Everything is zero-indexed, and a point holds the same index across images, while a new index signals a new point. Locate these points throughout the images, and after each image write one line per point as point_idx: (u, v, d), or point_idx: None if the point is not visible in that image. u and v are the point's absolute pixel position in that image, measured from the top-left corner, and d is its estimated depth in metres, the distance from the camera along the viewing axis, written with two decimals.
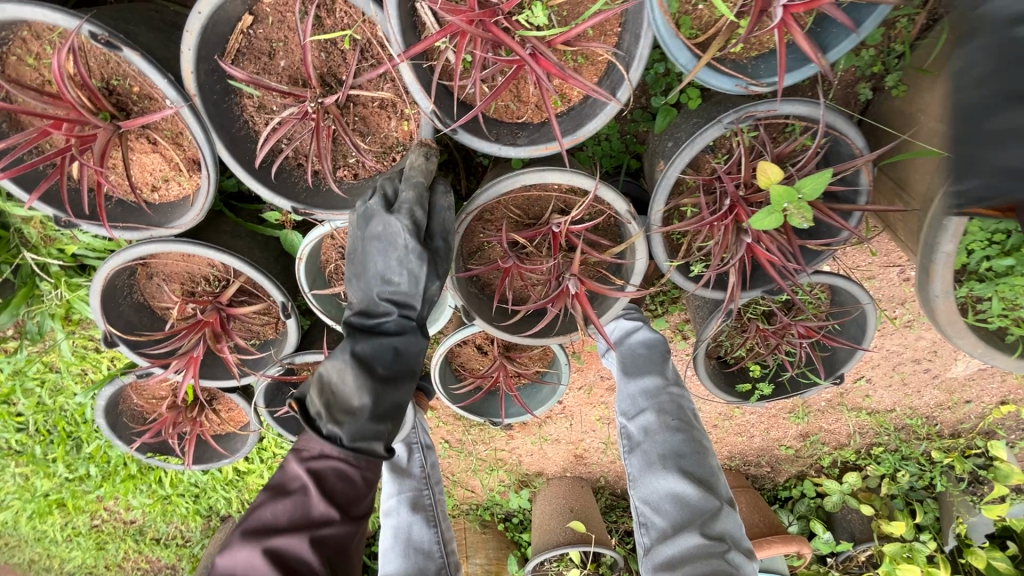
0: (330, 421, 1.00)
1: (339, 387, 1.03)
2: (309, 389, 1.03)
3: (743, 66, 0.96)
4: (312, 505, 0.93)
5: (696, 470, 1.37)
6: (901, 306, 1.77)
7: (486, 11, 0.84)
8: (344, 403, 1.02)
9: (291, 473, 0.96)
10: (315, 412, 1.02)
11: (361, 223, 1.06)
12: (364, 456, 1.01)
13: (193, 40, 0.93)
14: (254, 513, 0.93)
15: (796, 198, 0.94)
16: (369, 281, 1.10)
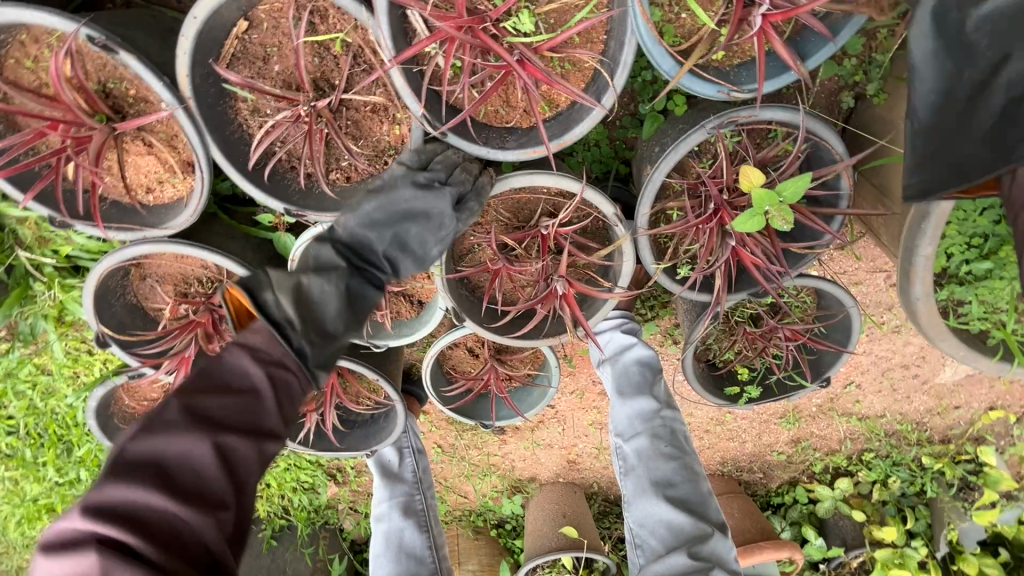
0: (298, 336, 0.89)
1: (314, 305, 0.94)
2: (283, 290, 0.91)
3: (725, 74, 0.99)
4: (260, 404, 0.81)
5: (688, 496, 1.39)
6: (888, 311, 1.79)
7: (474, 18, 0.87)
8: (316, 324, 0.93)
9: (236, 365, 0.82)
10: (283, 318, 0.89)
11: (421, 186, 1.00)
12: (309, 388, 0.90)
13: (188, 43, 0.95)
14: (186, 403, 0.74)
15: (777, 200, 0.97)
16: (385, 231, 1.04)
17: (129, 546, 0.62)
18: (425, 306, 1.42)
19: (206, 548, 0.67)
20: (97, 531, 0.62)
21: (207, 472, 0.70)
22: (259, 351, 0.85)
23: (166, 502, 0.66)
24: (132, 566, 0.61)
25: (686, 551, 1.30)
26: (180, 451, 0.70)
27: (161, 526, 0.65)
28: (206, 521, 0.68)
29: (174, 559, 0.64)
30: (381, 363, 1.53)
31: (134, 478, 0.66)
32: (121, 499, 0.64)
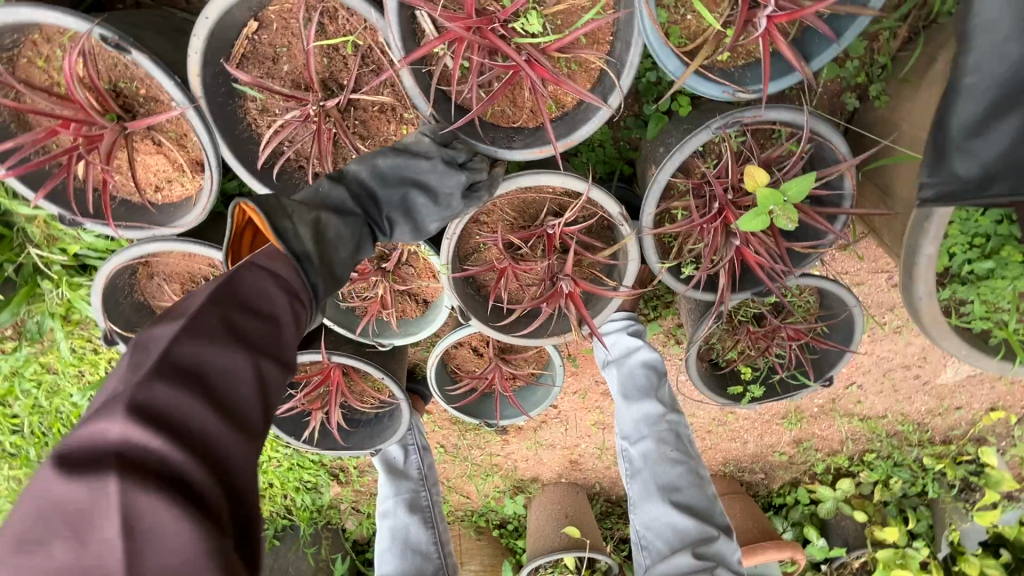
0: (316, 272, 0.82)
1: (328, 245, 0.87)
2: (301, 222, 0.84)
3: (731, 74, 1.00)
4: (285, 332, 0.71)
5: (694, 501, 1.39)
6: (890, 311, 1.80)
7: (483, 19, 0.88)
8: (328, 264, 0.87)
9: (261, 286, 0.71)
10: (302, 250, 0.82)
11: (443, 159, 1.00)
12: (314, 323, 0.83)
13: (200, 43, 0.96)
14: (222, 316, 0.64)
15: (781, 200, 0.98)
16: (398, 190, 1.02)
17: (162, 464, 0.50)
18: (430, 305, 1.43)
19: (237, 479, 0.56)
20: (124, 441, 0.50)
21: (247, 396, 0.61)
22: (284, 281, 0.75)
23: (210, 421, 0.55)
24: (167, 487, 0.49)
25: (692, 551, 1.31)
26: (219, 364, 0.60)
27: (198, 446, 0.54)
28: (243, 452, 0.58)
29: (210, 483, 0.53)
30: (386, 362, 1.54)
31: (176, 387, 0.55)
32: (158, 407, 0.53)
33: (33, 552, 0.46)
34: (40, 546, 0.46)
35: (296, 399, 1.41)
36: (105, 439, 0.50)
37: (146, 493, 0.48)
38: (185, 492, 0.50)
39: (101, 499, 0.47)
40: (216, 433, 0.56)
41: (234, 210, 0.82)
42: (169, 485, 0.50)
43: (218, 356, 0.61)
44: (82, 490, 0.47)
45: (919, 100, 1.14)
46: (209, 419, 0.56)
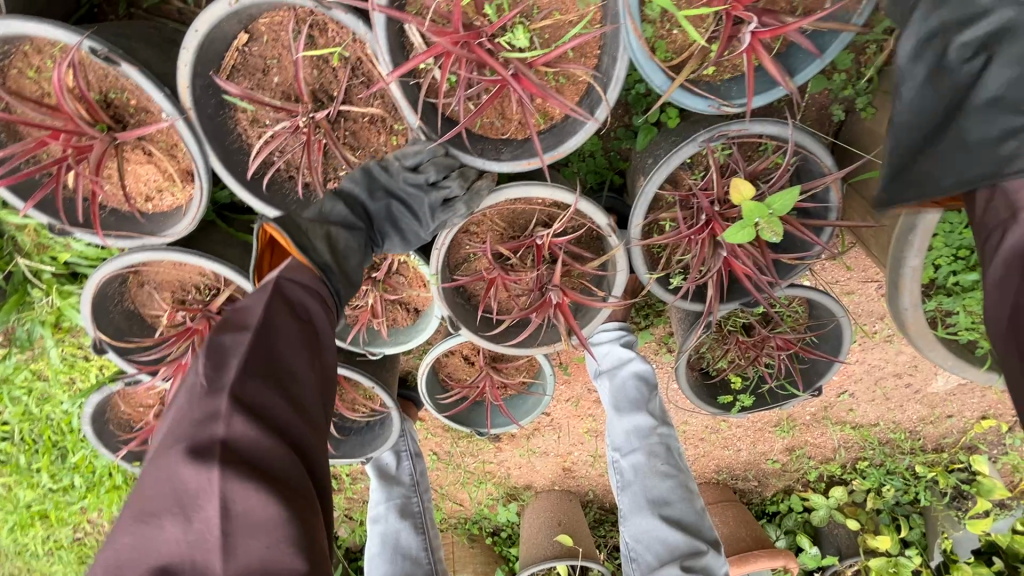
0: (337, 280, 0.98)
1: (341, 255, 1.02)
2: (316, 237, 0.97)
3: (716, 88, 1.01)
4: (322, 333, 0.87)
5: (684, 515, 1.39)
6: (880, 320, 1.81)
7: (470, 33, 0.89)
8: (344, 271, 1.01)
9: (301, 298, 0.85)
10: (324, 262, 0.96)
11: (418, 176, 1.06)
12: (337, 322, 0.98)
13: (190, 56, 0.97)
14: (278, 328, 0.79)
15: (766, 213, 0.98)
16: (388, 201, 1.10)
17: (255, 450, 0.66)
18: (421, 314, 1.43)
19: (303, 457, 0.73)
20: (222, 435, 0.65)
21: (308, 392, 0.78)
22: (317, 292, 0.89)
23: (286, 415, 0.73)
24: (254, 472, 0.65)
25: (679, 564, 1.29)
26: (280, 368, 0.76)
27: (273, 436, 0.69)
28: (310, 437, 0.75)
29: (285, 464, 0.68)
30: (376, 370, 1.54)
31: (260, 390, 0.71)
32: (249, 403, 0.69)
33: (157, 520, 0.62)
34: (159, 519, 0.62)
35: None
36: (207, 432, 0.65)
37: (239, 479, 0.63)
38: (268, 473, 0.66)
39: (208, 482, 0.62)
40: (284, 424, 0.72)
41: (257, 232, 0.96)
42: (255, 470, 0.65)
43: (281, 362, 0.76)
44: (195, 474, 0.63)
45: None
46: (277, 414, 0.71)
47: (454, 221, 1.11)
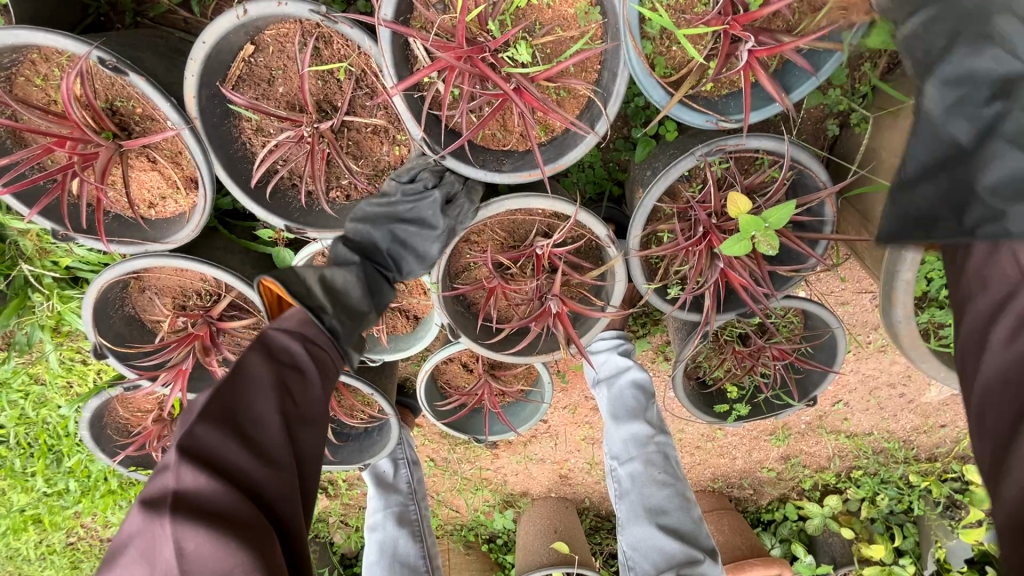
0: (335, 319, 0.90)
1: (340, 291, 0.97)
2: (309, 279, 0.93)
3: (714, 104, 1.03)
4: (310, 373, 0.82)
5: (681, 523, 1.40)
6: (874, 331, 1.83)
7: (474, 48, 0.90)
8: (345, 308, 0.95)
9: (285, 338, 0.82)
10: (315, 304, 0.89)
11: (413, 189, 1.10)
12: (341, 366, 0.92)
13: (197, 66, 0.98)
14: (248, 369, 0.75)
15: (762, 227, 1.00)
16: (389, 229, 1.10)
17: (209, 495, 0.64)
18: (420, 321, 1.44)
19: (268, 504, 0.69)
20: (174, 485, 0.63)
21: (283, 434, 0.74)
22: (306, 332, 0.85)
23: (248, 458, 0.69)
24: (202, 520, 0.62)
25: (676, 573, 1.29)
26: (245, 411, 0.72)
27: (231, 484, 0.66)
28: (280, 482, 0.71)
29: (244, 511, 0.65)
30: (375, 377, 1.54)
31: (220, 433, 0.68)
32: (205, 448, 0.66)
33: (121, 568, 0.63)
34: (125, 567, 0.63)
35: None
36: (160, 481, 0.64)
37: (190, 524, 0.61)
38: (223, 523, 0.63)
39: (162, 533, 0.61)
40: (246, 469, 0.68)
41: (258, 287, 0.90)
42: (209, 520, 0.62)
43: (247, 405, 0.72)
44: (149, 527, 0.62)
45: (898, 129, 1.17)
46: (236, 462, 0.68)
47: (464, 219, 1.12)
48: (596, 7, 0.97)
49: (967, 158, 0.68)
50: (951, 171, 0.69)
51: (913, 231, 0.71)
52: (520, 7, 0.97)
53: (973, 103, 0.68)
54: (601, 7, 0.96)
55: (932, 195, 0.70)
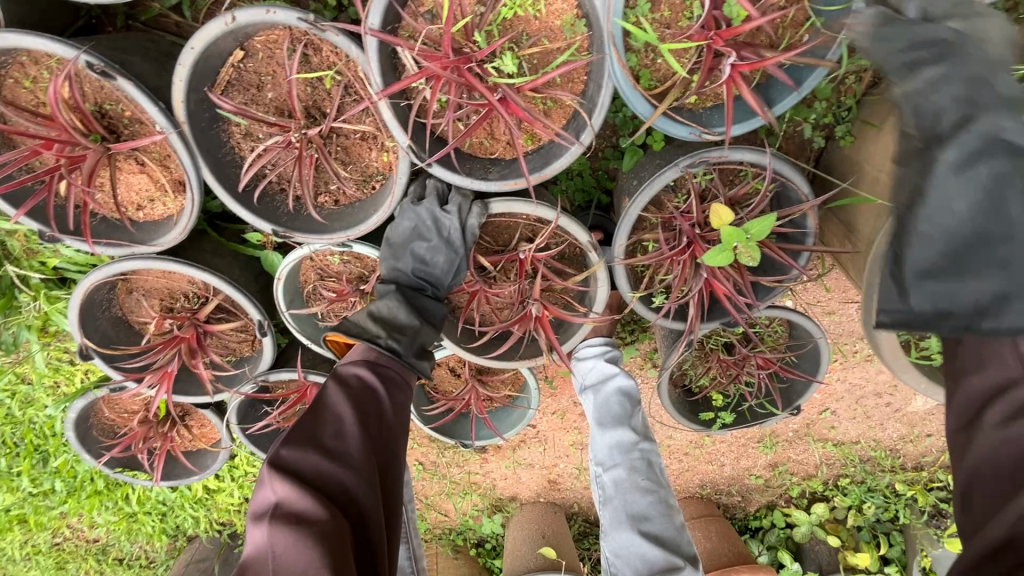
0: (393, 342, 1.09)
1: (392, 318, 1.12)
2: (362, 318, 1.11)
3: (698, 116, 1.05)
4: (377, 393, 0.99)
5: (663, 531, 1.37)
6: (860, 340, 1.85)
7: (460, 58, 0.91)
8: (400, 330, 1.11)
9: (353, 366, 1.01)
10: (372, 334, 1.09)
11: (412, 203, 1.15)
12: (409, 378, 1.09)
13: (185, 71, 0.99)
14: (327, 398, 0.93)
15: (744, 238, 1.01)
16: (409, 254, 1.18)
17: (296, 501, 0.76)
18: None
19: (351, 503, 0.81)
20: (274, 498, 0.76)
21: (357, 443, 0.88)
22: (370, 358, 1.04)
23: (328, 466, 0.82)
24: (293, 523, 0.73)
25: None
26: (325, 430, 0.88)
27: (319, 488, 0.79)
28: (357, 486, 0.83)
29: (326, 512, 0.76)
30: None
31: (306, 451, 0.83)
32: (291, 465, 0.81)
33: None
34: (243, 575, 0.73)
35: (272, 416, 1.41)
36: (261, 497, 0.77)
37: (284, 527, 0.73)
38: (308, 523, 0.74)
39: (264, 536, 0.73)
40: (327, 477, 0.81)
41: (328, 344, 1.13)
42: (299, 521, 0.74)
43: (327, 426, 0.88)
44: (257, 531, 0.74)
45: (879, 142, 1.18)
46: (322, 471, 0.81)
47: (470, 218, 1.12)
48: (582, 19, 0.98)
49: (980, 244, 0.69)
50: (960, 256, 0.70)
51: (924, 318, 0.73)
52: (507, 19, 0.98)
53: (970, 189, 0.69)
54: (587, 19, 0.97)
55: (958, 289, 0.71)
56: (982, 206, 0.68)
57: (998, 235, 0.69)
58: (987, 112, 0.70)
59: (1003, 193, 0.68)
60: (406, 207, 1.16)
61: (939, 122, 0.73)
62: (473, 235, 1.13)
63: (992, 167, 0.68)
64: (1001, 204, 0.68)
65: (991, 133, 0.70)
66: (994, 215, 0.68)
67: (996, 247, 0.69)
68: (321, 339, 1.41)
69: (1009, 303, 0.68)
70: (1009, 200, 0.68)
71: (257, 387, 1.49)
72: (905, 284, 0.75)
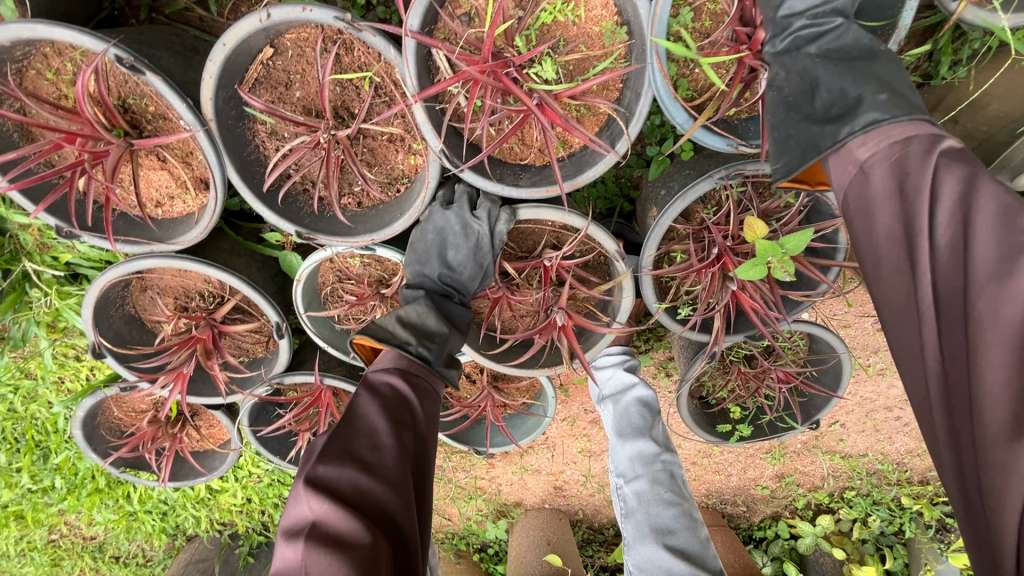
0: (424, 349, 1.07)
1: (420, 324, 1.11)
2: (391, 323, 1.09)
3: (734, 127, 1.04)
4: (409, 399, 0.98)
5: (687, 544, 1.33)
6: (875, 354, 1.84)
7: (499, 63, 0.89)
8: (429, 338, 1.09)
9: (384, 374, 1.00)
10: (402, 341, 1.07)
11: (440, 208, 1.13)
12: (438, 386, 1.07)
13: (216, 68, 0.96)
14: (360, 409, 0.92)
15: (780, 253, 0.99)
16: (433, 258, 1.16)
17: (331, 518, 0.74)
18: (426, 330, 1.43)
19: (388, 519, 0.80)
20: (310, 515, 0.74)
21: (389, 455, 0.86)
22: (401, 366, 1.02)
23: (366, 480, 0.81)
24: (330, 544, 0.71)
25: None
26: (360, 442, 0.86)
27: (358, 507, 0.77)
28: (392, 501, 0.81)
29: (362, 531, 0.74)
30: None
31: (342, 463, 0.81)
32: (326, 479, 0.78)
33: None
34: None
35: (286, 419, 1.39)
36: (297, 513, 0.75)
37: (320, 549, 0.70)
38: (346, 546, 0.72)
39: (299, 558, 0.71)
40: (361, 490, 0.79)
41: (355, 349, 1.11)
42: (335, 543, 0.72)
43: (361, 437, 0.87)
44: (291, 552, 0.72)
45: None
46: (360, 486, 0.80)
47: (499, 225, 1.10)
48: (622, 27, 0.96)
49: (811, 94, 0.82)
50: (801, 108, 0.82)
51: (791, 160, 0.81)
52: (545, 23, 0.96)
53: (794, 66, 0.83)
54: (627, 27, 0.96)
55: (808, 129, 0.79)
56: (804, 70, 0.82)
57: (818, 82, 0.82)
58: (793, 10, 0.84)
59: (820, 59, 0.82)
60: (435, 211, 1.14)
61: (768, 28, 0.85)
62: (501, 241, 1.11)
63: (802, 51, 0.83)
64: (818, 65, 0.82)
65: (796, 28, 0.84)
66: (816, 76, 0.82)
67: (822, 93, 0.81)
68: (338, 342, 1.39)
69: (840, 121, 0.75)
70: (821, 61, 0.81)
71: (271, 389, 1.46)
72: (774, 142, 0.84)
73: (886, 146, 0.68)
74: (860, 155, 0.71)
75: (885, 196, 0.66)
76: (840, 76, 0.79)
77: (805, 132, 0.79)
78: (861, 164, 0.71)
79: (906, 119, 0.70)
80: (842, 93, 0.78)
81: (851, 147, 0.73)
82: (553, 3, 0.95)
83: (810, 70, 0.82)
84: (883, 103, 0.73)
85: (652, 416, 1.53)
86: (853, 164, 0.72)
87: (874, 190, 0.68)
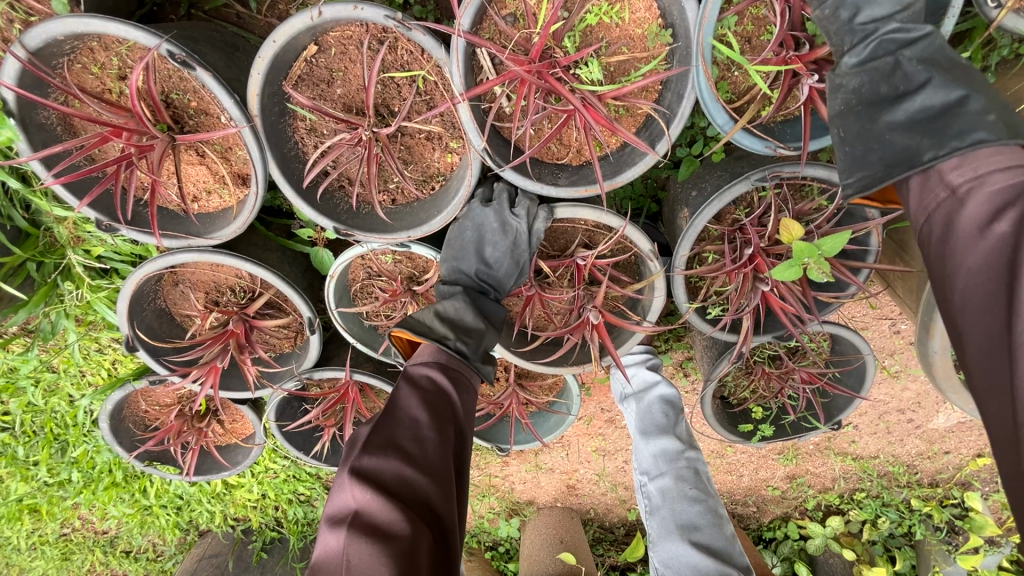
0: (461, 343, 1.08)
1: (458, 319, 1.12)
2: (430, 317, 1.10)
3: (771, 130, 1.06)
4: (451, 397, 0.99)
5: (713, 541, 1.35)
6: (891, 356, 1.86)
7: (546, 63, 0.90)
8: (466, 333, 1.10)
9: (424, 368, 1.01)
10: (440, 334, 1.07)
11: (480, 204, 1.14)
12: (474, 381, 1.08)
13: (264, 65, 0.98)
14: (400, 400, 0.93)
15: (817, 254, 1.00)
16: (470, 254, 1.18)
17: (374, 510, 0.75)
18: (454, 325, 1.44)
19: (427, 510, 0.81)
20: (354, 505, 0.75)
21: (432, 451, 0.87)
22: (441, 361, 1.03)
23: (407, 473, 0.82)
24: (371, 535, 0.72)
25: None
26: (402, 433, 0.87)
27: (400, 496, 0.78)
28: (432, 494, 0.82)
29: (403, 525, 0.75)
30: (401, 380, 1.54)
31: (386, 454, 0.82)
32: (369, 469, 0.80)
33: None
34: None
35: (313, 414, 1.40)
36: (340, 501, 0.77)
37: (360, 538, 0.72)
38: (386, 537, 0.73)
39: (341, 544, 0.72)
40: (406, 483, 0.81)
41: (391, 341, 1.11)
42: (378, 533, 0.73)
43: (403, 428, 0.88)
44: (334, 538, 0.73)
45: None
46: (402, 477, 0.81)
47: (538, 223, 1.12)
48: (666, 29, 0.98)
49: (891, 105, 0.82)
50: (878, 119, 0.83)
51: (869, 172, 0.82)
52: (590, 25, 0.98)
53: (877, 73, 0.83)
54: (671, 29, 0.97)
55: (895, 140, 0.80)
56: (888, 81, 0.83)
57: (901, 93, 0.82)
58: (875, 19, 0.83)
59: (908, 68, 0.82)
60: (474, 208, 1.15)
61: (850, 36, 0.84)
62: (539, 239, 1.12)
63: (885, 56, 0.83)
64: (903, 76, 0.82)
65: (884, 33, 0.83)
66: (901, 86, 0.83)
67: (908, 103, 0.81)
68: (367, 339, 1.40)
69: (934, 140, 0.77)
70: (911, 71, 0.82)
71: (298, 384, 1.47)
72: (852, 155, 0.84)
73: (988, 174, 0.69)
74: (954, 181, 0.73)
75: (983, 223, 0.67)
76: (931, 88, 0.80)
77: (890, 148, 0.80)
78: (954, 190, 0.72)
79: (1011, 145, 0.72)
80: (932, 108, 0.80)
81: (942, 169, 0.75)
82: (599, 5, 0.96)
83: (892, 80, 0.83)
84: (984, 122, 0.75)
85: (675, 414, 1.54)
86: (945, 189, 0.74)
87: (964, 220, 0.70)
